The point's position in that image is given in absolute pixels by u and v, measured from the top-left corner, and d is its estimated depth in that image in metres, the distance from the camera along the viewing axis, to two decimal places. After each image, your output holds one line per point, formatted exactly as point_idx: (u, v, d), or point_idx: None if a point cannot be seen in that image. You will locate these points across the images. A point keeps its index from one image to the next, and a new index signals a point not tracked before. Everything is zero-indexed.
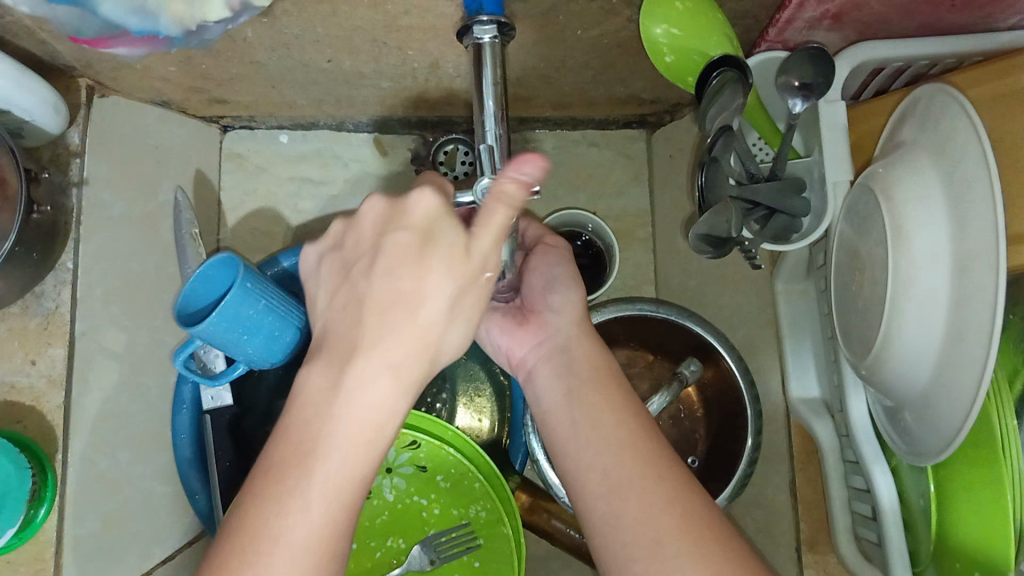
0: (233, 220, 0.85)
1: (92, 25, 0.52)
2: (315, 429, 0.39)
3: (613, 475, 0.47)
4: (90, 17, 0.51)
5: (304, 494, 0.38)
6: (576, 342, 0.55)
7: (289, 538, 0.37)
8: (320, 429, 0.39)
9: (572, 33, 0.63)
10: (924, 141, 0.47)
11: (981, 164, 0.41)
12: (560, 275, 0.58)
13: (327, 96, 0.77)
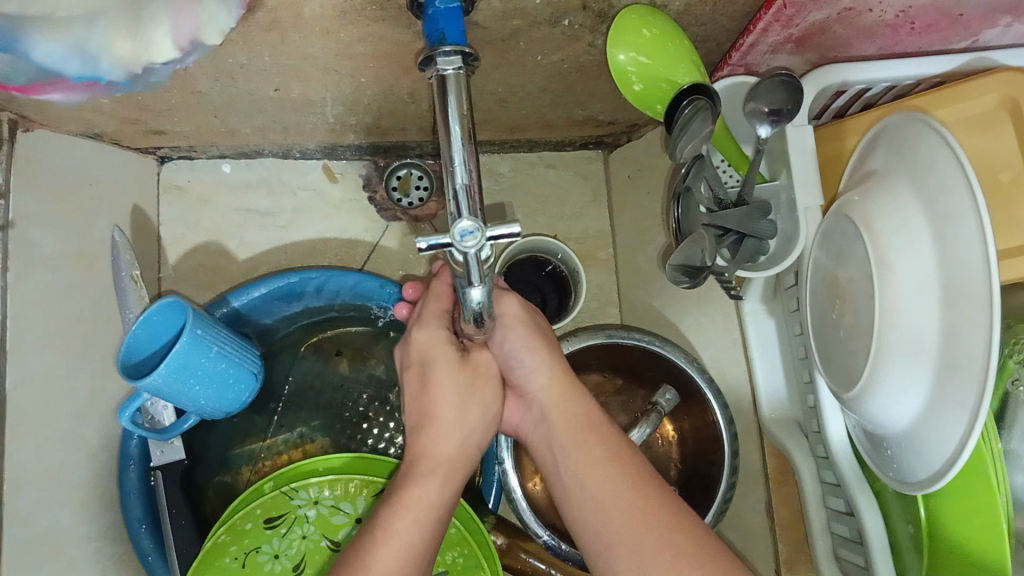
0: (175, 255, 0.80)
1: (25, 70, 0.46)
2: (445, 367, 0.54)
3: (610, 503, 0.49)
4: (23, 63, 0.45)
5: (434, 485, 0.51)
6: (554, 400, 0.56)
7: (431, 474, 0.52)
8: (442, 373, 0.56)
9: (533, 58, 0.61)
10: (901, 171, 0.47)
11: (967, 199, 0.41)
12: (518, 339, 0.56)
13: (274, 124, 0.73)
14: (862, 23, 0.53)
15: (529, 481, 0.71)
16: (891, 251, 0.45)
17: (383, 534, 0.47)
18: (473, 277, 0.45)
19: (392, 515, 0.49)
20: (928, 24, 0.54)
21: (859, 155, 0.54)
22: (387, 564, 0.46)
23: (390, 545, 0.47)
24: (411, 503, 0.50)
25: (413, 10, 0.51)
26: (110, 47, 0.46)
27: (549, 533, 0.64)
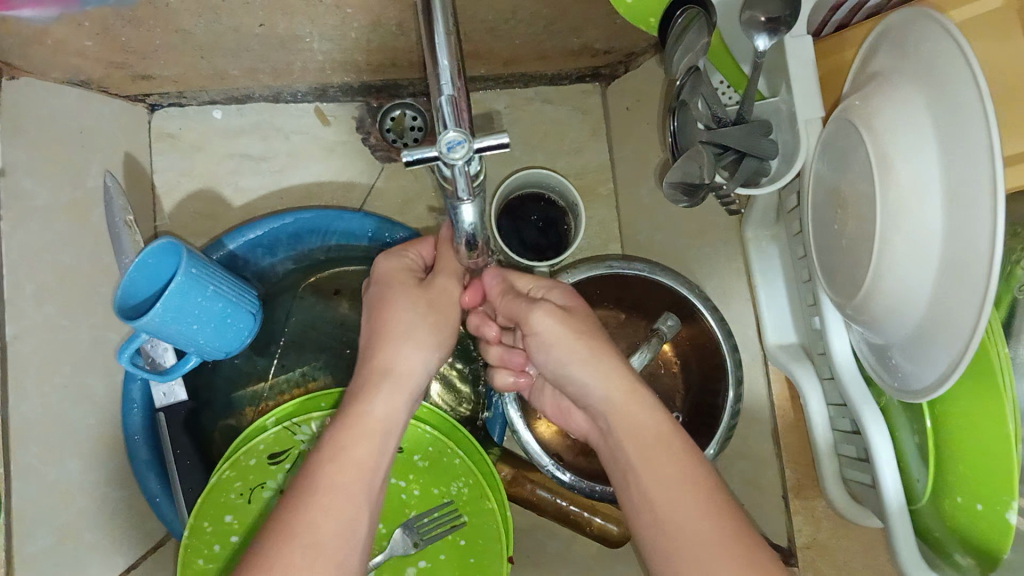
0: (171, 204, 0.79)
1: None
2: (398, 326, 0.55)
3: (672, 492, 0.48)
4: None
5: (371, 451, 0.51)
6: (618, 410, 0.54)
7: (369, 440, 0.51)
8: (394, 322, 0.55)
9: None
10: (904, 72, 0.46)
11: (972, 90, 0.39)
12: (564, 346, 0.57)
13: (262, 65, 0.72)
14: None
15: (539, 422, 0.71)
16: (894, 151, 0.44)
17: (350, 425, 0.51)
18: (462, 194, 0.44)
19: (328, 476, 0.48)
20: None
21: (861, 60, 0.52)
22: (351, 456, 0.49)
23: (324, 514, 0.47)
24: (344, 477, 0.48)
25: None
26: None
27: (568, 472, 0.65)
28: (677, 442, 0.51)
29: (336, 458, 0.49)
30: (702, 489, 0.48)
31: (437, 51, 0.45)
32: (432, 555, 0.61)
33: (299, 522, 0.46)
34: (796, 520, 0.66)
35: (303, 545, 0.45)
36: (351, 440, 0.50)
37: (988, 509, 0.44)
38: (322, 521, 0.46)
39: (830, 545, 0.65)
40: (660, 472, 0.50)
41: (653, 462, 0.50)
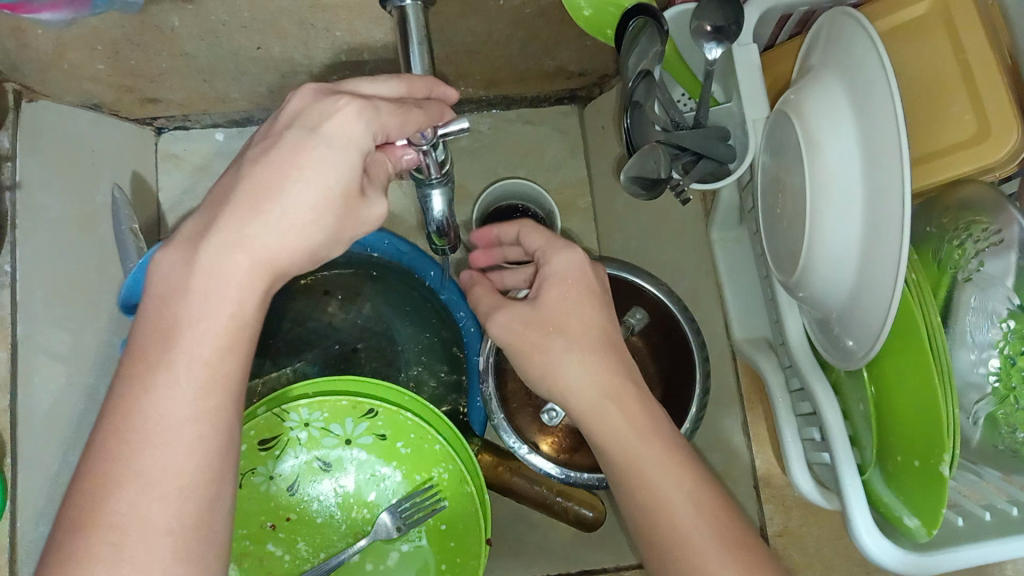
0: (174, 220, 0.85)
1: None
2: (247, 203, 0.43)
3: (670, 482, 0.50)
4: None
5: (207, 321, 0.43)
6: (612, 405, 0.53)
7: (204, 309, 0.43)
8: (254, 192, 0.43)
9: (494, 3, 0.67)
10: (831, 65, 0.51)
11: (881, 69, 0.45)
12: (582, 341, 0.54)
13: (260, 88, 0.78)
14: None
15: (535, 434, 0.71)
16: (820, 131, 0.48)
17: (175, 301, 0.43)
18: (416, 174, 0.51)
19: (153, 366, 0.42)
20: None
21: (800, 62, 0.56)
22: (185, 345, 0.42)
23: (144, 415, 0.41)
24: (174, 365, 0.42)
25: None
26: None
27: (561, 468, 0.67)
28: (659, 443, 0.52)
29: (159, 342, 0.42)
30: (695, 497, 0.50)
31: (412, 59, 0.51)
32: (414, 538, 0.65)
33: (120, 425, 0.41)
34: (766, 509, 0.68)
35: (134, 456, 0.40)
36: (219, 266, 0.43)
37: (924, 464, 0.49)
38: (200, 356, 0.42)
39: (801, 532, 0.68)
40: (654, 480, 0.51)
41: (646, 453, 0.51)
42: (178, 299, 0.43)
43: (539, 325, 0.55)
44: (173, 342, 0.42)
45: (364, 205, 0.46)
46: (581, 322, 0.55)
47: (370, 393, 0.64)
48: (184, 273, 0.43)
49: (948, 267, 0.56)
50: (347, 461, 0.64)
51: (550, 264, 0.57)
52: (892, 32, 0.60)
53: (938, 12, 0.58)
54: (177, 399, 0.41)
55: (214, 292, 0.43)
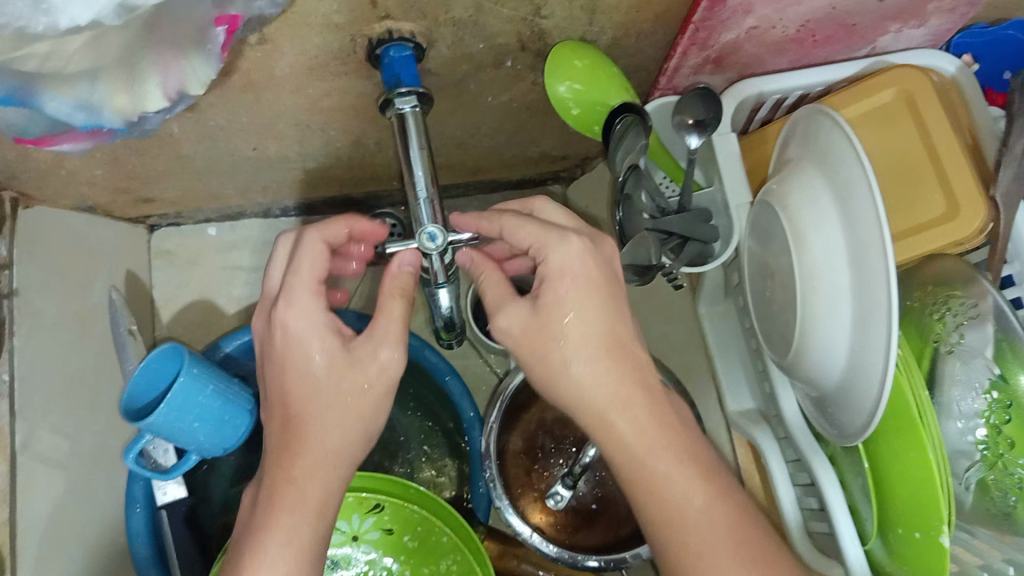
0: (168, 315, 0.86)
1: (38, 122, 0.46)
2: (287, 356, 0.52)
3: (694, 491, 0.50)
4: (35, 114, 0.45)
5: (308, 467, 0.52)
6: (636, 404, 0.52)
7: (302, 453, 0.52)
8: (288, 352, 0.52)
9: (484, 99, 0.70)
10: (809, 158, 0.54)
11: (858, 169, 0.48)
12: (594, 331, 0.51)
13: (254, 185, 0.80)
14: (772, 37, 0.63)
15: (538, 516, 0.72)
16: (805, 224, 0.51)
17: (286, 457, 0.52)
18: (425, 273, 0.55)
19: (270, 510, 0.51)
20: (828, 34, 0.64)
21: (780, 149, 0.60)
22: (294, 488, 0.51)
23: (260, 556, 0.49)
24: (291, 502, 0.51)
25: (370, 59, 0.60)
26: (109, 102, 0.46)
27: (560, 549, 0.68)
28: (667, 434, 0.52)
29: (272, 491, 0.52)
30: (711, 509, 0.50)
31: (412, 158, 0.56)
32: None
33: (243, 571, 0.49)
34: None
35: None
36: (309, 418, 0.52)
37: (925, 536, 0.50)
38: (311, 493, 0.51)
39: None
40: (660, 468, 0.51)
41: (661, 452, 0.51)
42: (284, 452, 0.52)
43: (544, 317, 0.51)
44: (275, 477, 0.52)
45: (377, 359, 0.52)
46: (583, 321, 0.51)
47: (375, 487, 0.65)
48: (281, 435, 0.53)
49: (928, 339, 0.59)
50: (358, 557, 0.66)
51: (547, 258, 0.52)
52: (862, 116, 0.64)
53: (902, 100, 0.62)
54: (287, 528, 0.50)
55: (318, 438, 0.52)
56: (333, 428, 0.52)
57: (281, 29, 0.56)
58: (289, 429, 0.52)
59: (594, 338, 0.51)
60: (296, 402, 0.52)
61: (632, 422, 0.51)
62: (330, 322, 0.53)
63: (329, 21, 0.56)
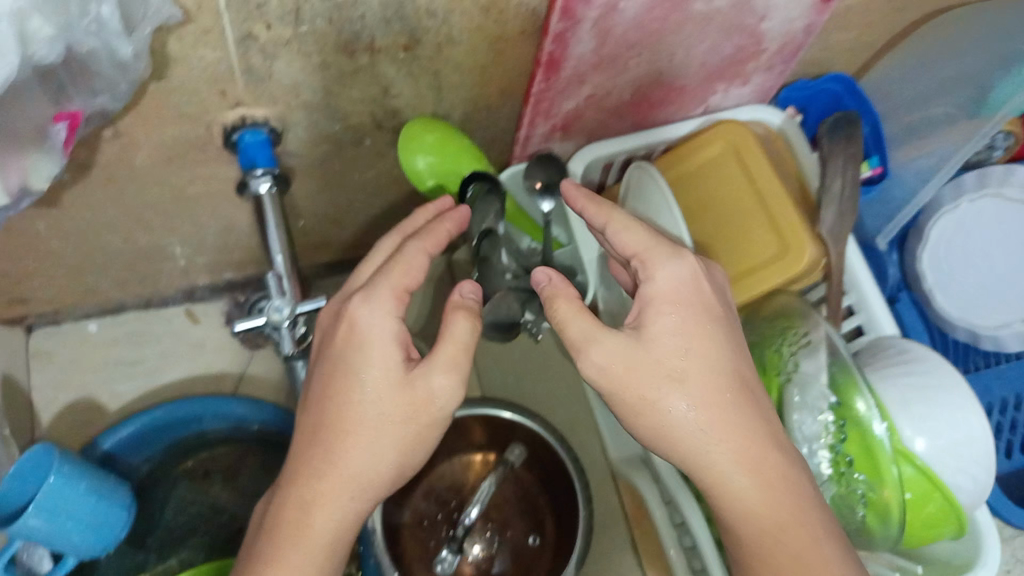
0: (48, 417, 0.83)
1: None
2: (352, 367, 0.51)
3: (760, 484, 0.50)
4: None
5: (339, 485, 0.50)
6: (709, 418, 0.50)
7: (345, 470, 0.50)
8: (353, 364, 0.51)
9: (351, 176, 0.73)
10: (636, 215, 0.60)
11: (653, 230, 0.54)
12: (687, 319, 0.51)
13: (132, 276, 0.80)
14: (610, 103, 0.70)
15: None
16: (632, 277, 0.57)
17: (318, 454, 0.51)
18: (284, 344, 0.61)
19: (296, 524, 0.50)
20: (660, 98, 0.71)
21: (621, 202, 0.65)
22: (324, 492, 0.50)
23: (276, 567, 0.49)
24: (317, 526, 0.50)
25: (227, 146, 0.62)
26: None
27: None
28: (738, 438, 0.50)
29: (306, 497, 0.50)
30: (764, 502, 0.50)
31: (272, 240, 0.64)
32: None
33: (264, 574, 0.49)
34: None
35: None
36: (363, 428, 0.50)
37: None
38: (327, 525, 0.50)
39: None
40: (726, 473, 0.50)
41: (744, 457, 0.50)
42: (328, 463, 0.50)
43: (657, 335, 0.51)
44: (314, 475, 0.50)
45: (428, 384, 0.51)
46: (671, 333, 0.51)
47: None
48: (314, 441, 0.51)
49: (771, 371, 0.62)
50: None
51: (651, 280, 0.52)
52: (699, 168, 0.69)
53: (730, 151, 0.68)
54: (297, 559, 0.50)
55: (358, 455, 0.50)
56: (363, 446, 0.50)
57: (135, 122, 0.58)
58: (336, 436, 0.51)
59: (684, 338, 0.51)
60: (342, 406, 0.51)
61: (729, 433, 0.50)
62: (401, 340, 0.52)
63: (181, 111, 0.58)
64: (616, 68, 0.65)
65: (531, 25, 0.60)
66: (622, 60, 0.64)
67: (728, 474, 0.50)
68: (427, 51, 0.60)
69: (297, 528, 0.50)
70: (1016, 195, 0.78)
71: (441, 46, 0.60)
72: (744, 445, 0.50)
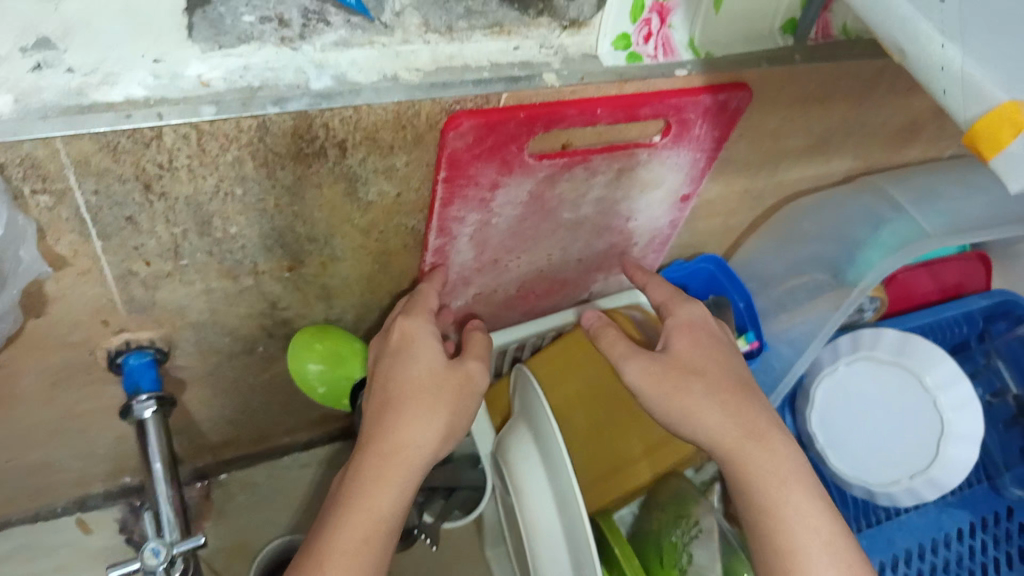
0: None
1: None
2: (411, 368, 0.57)
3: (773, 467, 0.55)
4: None
5: (399, 474, 0.53)
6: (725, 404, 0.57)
7: (412, 446, 0.54)
8: (407, 364, 0.57)
9: (247, 380, 0.73)
10: (523, 416, 0.64)
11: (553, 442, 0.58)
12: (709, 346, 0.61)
13: (19, 492, 0.76)
14: (498, 297, 0.73)
15: None
16: (525, 481, 0.61)
17: (394, 410, 0.55)
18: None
19: (366, 483, 0.53)
20: (545, 288, 0.75)
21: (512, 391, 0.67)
22: (401, 448, 0.54)
23: (349, 525, 0.51)
24: (388, 468, 0.53)
25: (111, 368, 0.62)
26: None
27: None
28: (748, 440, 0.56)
29: (377, 474, 0.53)
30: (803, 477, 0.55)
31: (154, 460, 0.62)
32: None
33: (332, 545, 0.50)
34: None
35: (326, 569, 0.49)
36: (414, 418, 0.55)
37: None
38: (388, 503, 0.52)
39: None
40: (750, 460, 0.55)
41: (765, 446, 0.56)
42: (387, 445, 0.54)
43: (704, 348, 0.61)
44: (388, 435, 0.54)
45: (465, 367, 0.59)
46: (709, 369, 0.59)
47: None
48: (377, 405, 0.56)
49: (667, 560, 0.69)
50: None
51: (674, 314, 0.65)
52: (585, 354, 0.72)
53: (613, 337, 0.71)
54: (386, 503, 0.52)
55: (424, 429, 0.55)
56: (417, 428, 0.55)
57: (11, 358, 0.57)
58: (399, 418, 0.55)
59: (709, 351, 0.61)
60: (395, 390, 0.56)
61: (749, 429, 0.56)
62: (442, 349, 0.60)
63: (61, 342, 0.58)
64: (498, 270, 0.69)
65: (413, 242, 0.63)
66: (503, 262, 0.69)
67: (746, 444, 0.56)
68: (312, 269, 0.62)
69: (371, 495, 0.52)
70: (887, 356, 0.82)
71: (325, 263, 0.62)
72: (751, 430, 0.56)
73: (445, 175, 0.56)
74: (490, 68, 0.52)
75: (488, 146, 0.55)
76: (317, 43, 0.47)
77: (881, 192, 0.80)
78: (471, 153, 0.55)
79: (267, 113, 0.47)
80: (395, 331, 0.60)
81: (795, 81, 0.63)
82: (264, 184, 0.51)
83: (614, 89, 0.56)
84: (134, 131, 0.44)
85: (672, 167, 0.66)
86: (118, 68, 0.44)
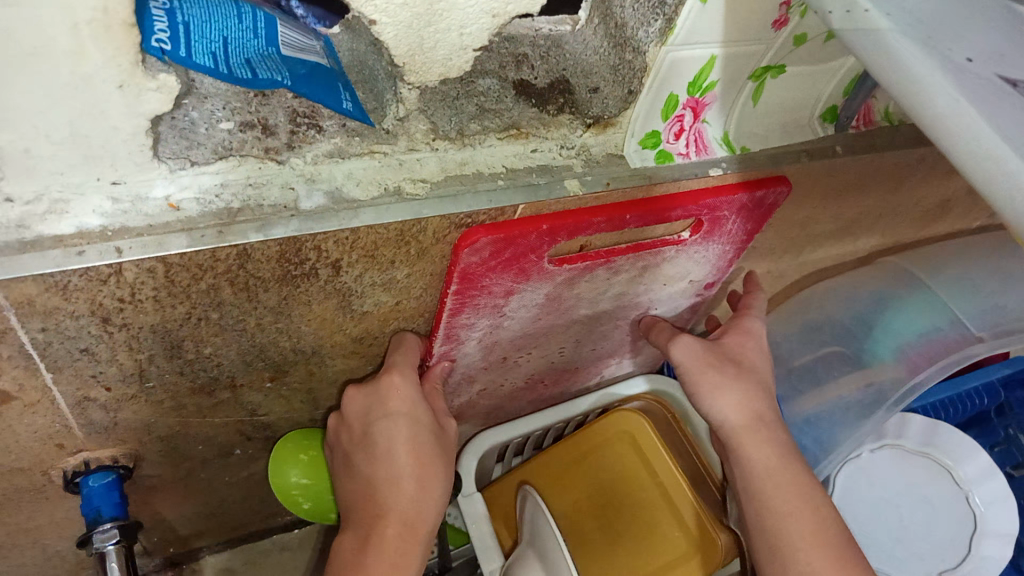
0: None
1: None
2: (385, 411, 0.52)
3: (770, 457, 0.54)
4: None
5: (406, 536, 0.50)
6: (749, 394, 0.56)
7: (408, 499, 0.51)
8: (388, 404, 0.52)
9: (223, 480, 0.66)
10: (532, 542, 0.58)
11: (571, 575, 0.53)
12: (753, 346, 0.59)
13: None
14: (500, 389, 0.67)
15: None
16: None
17: (388, 463, 0.51)
18: None
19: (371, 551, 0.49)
20: (555, 378, 0.69)
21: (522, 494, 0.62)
22: (399, 504, 0.51)
23: None
24: (388, 517, 0.50)
25: (67, 487, 0.55)
26: None
27: None
28: (762, 427, 0.55)
29: (378, 540, 0.49)
30: (791, 466, 0.54)
31: None
32: None
33: None
34: None
35: None
36: (402, 458, 0.52)
37: None
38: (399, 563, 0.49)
39: None
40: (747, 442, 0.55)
41: (760, 436, 0.55)
42: (387, 497, 0.51)
43: (750, 349, 0.59)
44: (388, 493, 0.51)
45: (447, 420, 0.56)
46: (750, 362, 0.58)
47: None
48: (367, 458, 0.52)
49: None
50: None
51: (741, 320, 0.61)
52: (597, 455, 0.66)
53: (626, 437, 0.66)
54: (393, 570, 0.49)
55: (417, 484, 0.52)
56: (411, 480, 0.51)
57: None
58: (392, 472, 0.51)
59: (754, 356, 0.59)
60: (382, 437, 0.52)
61: (758, 412, 0.56)
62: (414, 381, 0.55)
63: (7, 468, 0.51)
64: (506, 367, 0.63)
65: None
66: (515, 357, 0.62)
67: (752, 429, 0.55)
68: (297, 376, 0.55)
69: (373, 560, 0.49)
70: (915, 446, 0.75)
71: (312, 370, 0.55)
72: (759, 417, 0.56)
73: (456, 288, 0.50)
74: (504, 173, 0.46)
75: (506, 258, 0.48)
76: (308, 154, 0.42)
77: (909, 281, 0.75)
78: (486, 266, 0.48)
79: (247, 241, 0.39)
80: (382, 383, 0.53)
81: (832, 174, 0.58)
82: (242, 307, 0.45)
83: (643, 192, 0.49)
84: (88, 271, 0.37)
85: (698, 260, 0.60)
86: (69, 194, 0.37)
